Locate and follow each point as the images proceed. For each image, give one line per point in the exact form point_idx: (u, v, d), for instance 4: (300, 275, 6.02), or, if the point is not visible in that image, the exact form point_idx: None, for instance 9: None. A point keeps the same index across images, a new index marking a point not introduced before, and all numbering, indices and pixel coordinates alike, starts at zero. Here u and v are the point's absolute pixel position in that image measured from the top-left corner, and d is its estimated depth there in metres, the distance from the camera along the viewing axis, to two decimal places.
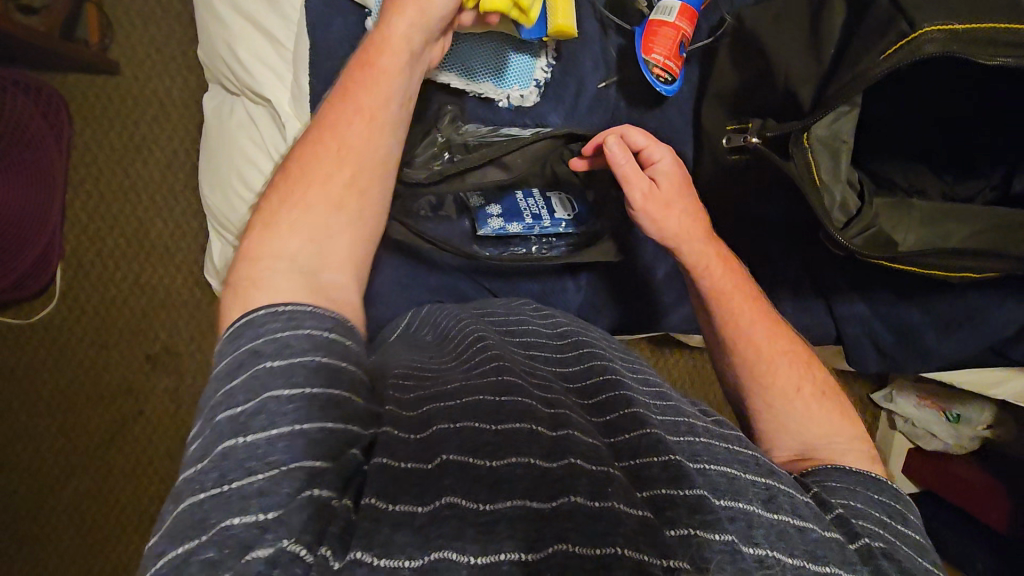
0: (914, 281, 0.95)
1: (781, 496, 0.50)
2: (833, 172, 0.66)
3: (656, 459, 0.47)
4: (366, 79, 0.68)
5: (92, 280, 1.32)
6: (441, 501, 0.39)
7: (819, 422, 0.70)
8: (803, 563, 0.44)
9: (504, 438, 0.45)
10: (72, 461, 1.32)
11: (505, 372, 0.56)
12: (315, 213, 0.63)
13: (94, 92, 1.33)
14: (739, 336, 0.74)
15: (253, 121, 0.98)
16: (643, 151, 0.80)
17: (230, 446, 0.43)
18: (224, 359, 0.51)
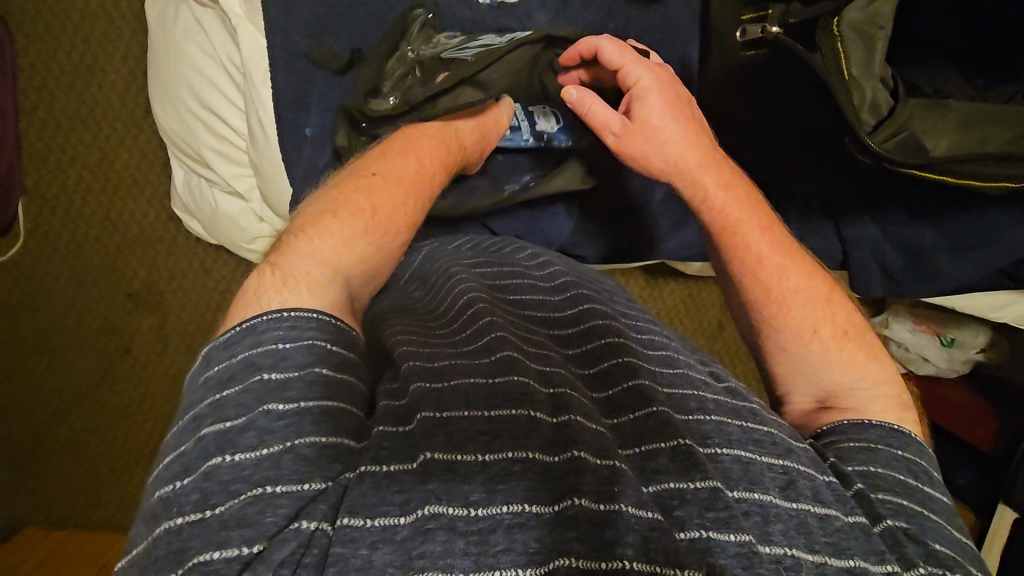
0: (930, 197, 0.86)
1: (800, 479, 0.45)
2: (865, 65, 0.57)
3: (663, 445, 0.44)
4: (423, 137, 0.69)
5: (59, 217, 1.24)
6: (424, 512, 0.37)
7: (841, 364, 0.60)
8: (824, 559, 0.41)
9: (499, 428, 0.43)
10: (61, 402, 1.29)
11: (499, 347, 0.52)
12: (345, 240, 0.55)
13: (34, 7, 1.18)
14: (749, 279, 0.65)
15: (201, 26, 0.86)
16: (620, 71, 0.71)
17: (213, 466, 0.38)
18: (215, 366, 0.43)
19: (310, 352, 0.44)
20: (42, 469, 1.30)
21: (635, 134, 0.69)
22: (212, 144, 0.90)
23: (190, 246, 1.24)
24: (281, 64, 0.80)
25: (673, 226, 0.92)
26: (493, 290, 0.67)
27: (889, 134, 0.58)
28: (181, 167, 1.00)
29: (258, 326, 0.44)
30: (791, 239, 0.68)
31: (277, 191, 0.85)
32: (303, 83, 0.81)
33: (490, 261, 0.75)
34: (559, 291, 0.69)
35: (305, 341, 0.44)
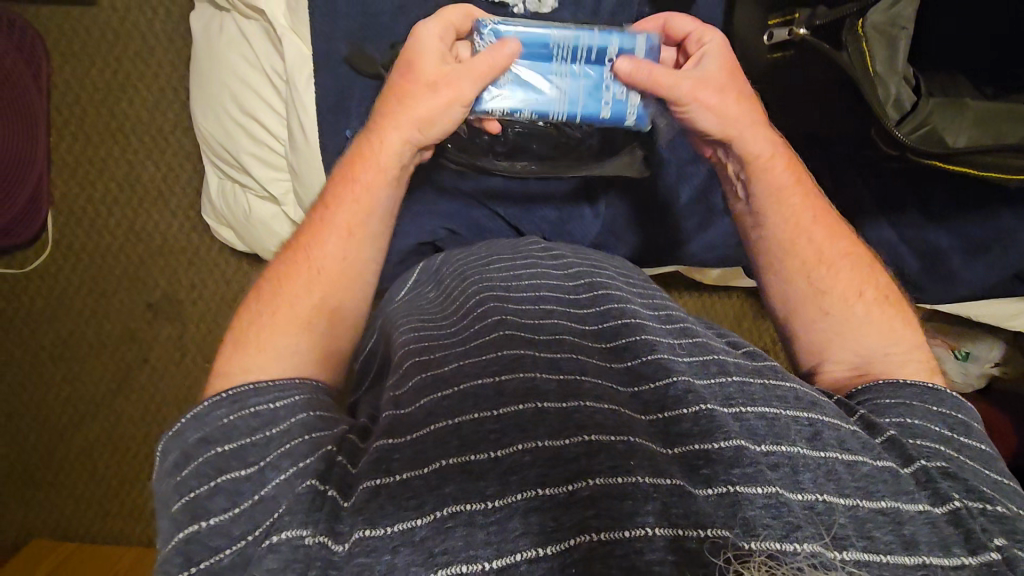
0: (942, 201, 0.89)
1: (827, 430, 0.40)
2: (889, 63, 0.60)
3: (685, 410, 0.41)
4: (341, 189, 0.63)
5: (85, 228, 1.26)
6: (444, 512, 0.34)
7: (879, 330, 0.59)
8: (857, 503, 0.36)
9: (507, 424, 0.39)
10: (81, 410, 1.30)
11: (506, 346, 0.48)
12: (276, 330, 0.55)
13: (71, 26, 1.21)
14: (793, 240, 0.63)
15: (245, 37, 0.90)
16: (689, 38, 0.66)
17: (191, 532, 0.38)
18: (171, 456, 0.45)
19: (256, 417, 0.45)
20: (60, 477, 1.30)
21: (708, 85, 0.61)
22: (251, 149, 0.94)
23: (213, 257, 1.27)
24: (325, 69, 0.84)
25: (693, 228, 0.94)
26: (498, 279, 0.61)
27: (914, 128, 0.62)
28: (213, 171, 1.04)
29: (203, 412, 0.45)
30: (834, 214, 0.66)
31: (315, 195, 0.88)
32: (345, 87, 0.85)
33: (490, 253, 0.70)
34: (571, 275, 0.62)
35: (249, 410, 0.45)
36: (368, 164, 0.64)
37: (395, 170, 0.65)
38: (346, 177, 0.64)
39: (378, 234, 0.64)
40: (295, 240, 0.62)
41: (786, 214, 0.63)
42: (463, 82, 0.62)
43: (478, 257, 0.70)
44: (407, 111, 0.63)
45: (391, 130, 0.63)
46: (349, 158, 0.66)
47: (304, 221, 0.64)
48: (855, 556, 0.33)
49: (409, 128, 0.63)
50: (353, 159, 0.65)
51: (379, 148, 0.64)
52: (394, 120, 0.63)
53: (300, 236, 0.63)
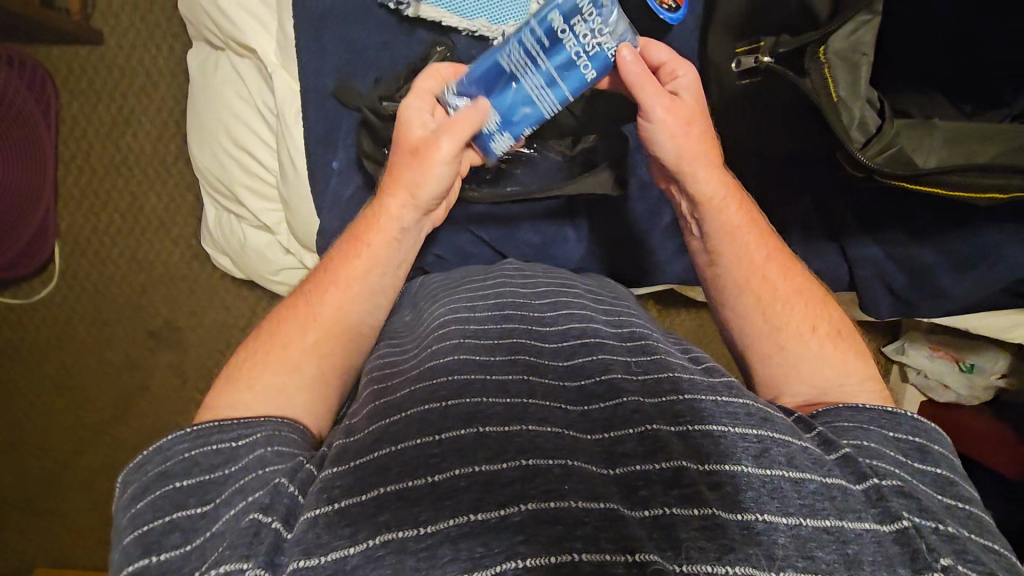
0: (929, 218, 0.89)
1: (775, 447, 0.40)
2: (852, 88, 0.61)
3: (631, 430, 0.42)
4: (348, 253, 0.65)
5: (89, 258, 1.29)
6: (375, 541, 0.35)
7: (835, 363, 0.59)
8: (799, 521, 0.36)
9: (447, 449, 0.39)
10: (82, 439, 1.31)
11: (458, 370, 0.48)
12: (265, 368, 0.56)
13: (78, 64, 1.26)
14: (750, 272, 0.64)
15: (238, 74, 0.94)
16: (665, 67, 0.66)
17: (141, 568, 0.38)
18: (127, 490, 0.45)
19: (217, 455, 0.45)
20: (60, 506, 1.32)
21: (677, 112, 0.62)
22: (244, 181, 0.97)
23: (212, 284, 1.29)
24: (312, 103, 0.86)
25: (677, 250, 0.95)
26: (472, 299, 0.62)
27: (880, 151, 0.63)
28: (208, 200, 1.07)
29: (165, 445, 0.46)
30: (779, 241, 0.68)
31: (304, 224, 0.90)
32: (332, 120, 0.87)
33: (463, 278, 0.71)
34: (539, 295, 0.63)
35: (213, 446, 0.46)
36: (372, 228, 0.65)
37: (394, 232, 0.65)
38: (355, 242, 0.65)
39: (379, 289, 0.65)
40: (300, 289, 0.65)
41: (739, 250, 0.64)
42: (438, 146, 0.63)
43: (452, 282, 0.71)
44: (400, 180, 0.65)
45: (388, 198, 0.65)
46: (357, 224, 0.67)
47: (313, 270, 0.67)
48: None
49: (403, 195, 0.65)
50: (361, 229, 0.66)
51: (379, 212, 0.66)
52: (389, 188, 0.66)
53: (300, 292, 0.64)
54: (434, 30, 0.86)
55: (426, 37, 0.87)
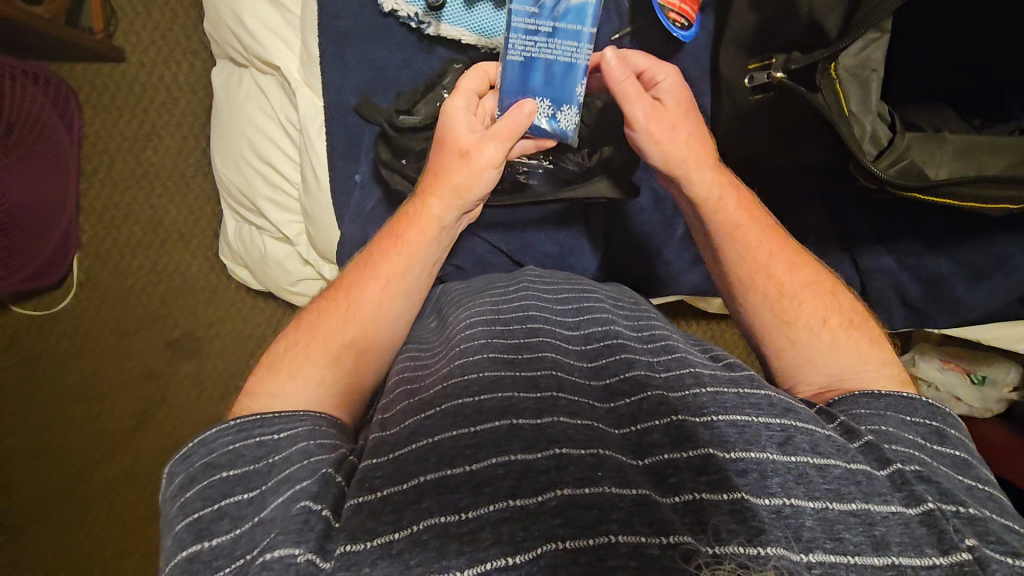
0: (940, 228, 0.90)
1: (799, 435, 0.41)
2: (863, 101, 0.64)
3: (658, 422, 0.43)
4: (390, 247, 0.67)
5: (110, 269, 1.32)
6: (418, 526, 0.36)
7: (849, 352, 0.60)
8: (826, 505, 0.37)
9: (483, 440, 0.41)
10: (100, 448, 1.33)
11: (485, 368, 0.50)
12: (308, 357, 0.58)
13: (102, 82, 1.29)
14: (764, 269, 0.65)
15: (262, 90, 0.96)
16: (646, 73, 0.70)
17: (195, 551, 0.40)
18: (176, 480, 0.47)
19: (260, 446, 0.47)
20: (76, 515, 1.32)
21: (659, 119, 0.67)
22: (266, 193, 0.99)
23: (230, 294, 1.31)
24: (335, 119, 0.89)
25: (692, 260, 0.96)
26: (495, 306, 0.64)
27: (893, 163, 0.64)
28: (230, 210, 1.10)
29: (210, 438, 0.48)
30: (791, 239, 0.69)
31: (325, 235, 0.93)
32: (354, 135, 0.89)
33: (486, 285, 0.73)
34: (562, 301, 0.65)
35: (256, 438, 0.48)
36: (412, 224, 0.68)
37: (435, 233, 0.68)
38: (396, 238, 0.67)
39: (415, 288, 0.67)
40: (339, 281, 0.67)
41: (742, 249, 0.66)
42: (488, 149, 0.67)
43: (473, 289, 0.73)
44: (443, 182, 0.68)
45: (431, 200, 0.68)
46: (398, 219, 0.69)
47: (350, 264, 0.69)
48: (821, 558, 0.34)
49: (447, 198, 0.68)
50: (400, 224, 0.68)
51: (422, 212, 0.68)
52: (433, 190, 0.68)
53: (339, 285, 0.66)
54: (453, 48, 0.89)
55: (445, 55, 0.90)
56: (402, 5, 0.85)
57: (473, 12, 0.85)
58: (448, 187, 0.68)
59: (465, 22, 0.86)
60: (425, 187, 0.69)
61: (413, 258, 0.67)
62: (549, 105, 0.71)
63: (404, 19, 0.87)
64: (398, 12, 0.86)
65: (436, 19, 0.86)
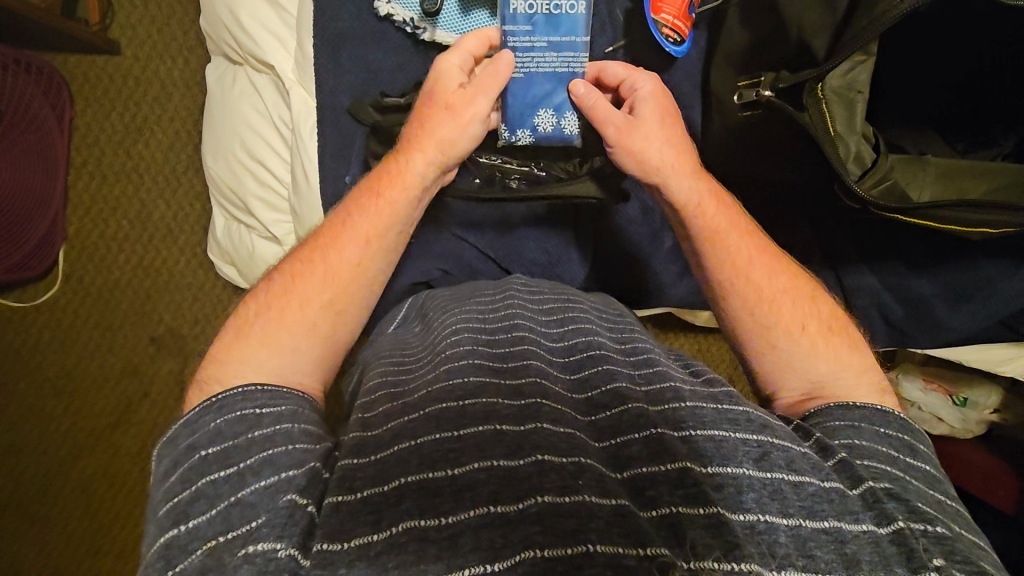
0: (923, 250, 0.91)
1: (776, 451, 0.41)
2: (848, 122, 0.65)
3: (637, 435, 0.42)
4: (369, 206, 0.64)
5: (95, 262, 1.31)
6: (398, 528, 0.36)
7: (827, 356, 0.61)
8: (799, 522, 0.37)
9: (466, 444, 0.41)
10: (77, 443, 1.31)
11: (470, 373, 0.50)
12: (282, 321, 0.57)
13: (96, 74, 1.29)
14: (744, 275, 0.65)
15: (256, 89, 0.96)
16: (624, 83, 0.72)
17: (171, 537, 0.39)
18: (161, 463, 0.45)
19: (241, 421, 0.46)
20: (49, 511, 1.30)
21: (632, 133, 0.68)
22: (257, 192, 0.99)
23: (216, 292, 1.30)
24: (327, 119, 0.89)
25: (680, 273, 0.96)
26: (480, 314, 0.63)
27: (877, 185, 0.65)
28: (216, 202, 1.09)
29: (193, 418, 0.46)
30: (774, 247, 0.69)
31: None
32: (345, 136, 0.89)
33: (473, 293, 0.73)
34: (547, 311, 0.65)
35: (237, 413, 0.46)
36: (393, 182, 0.65)
37: (418, 189, 0.66)
38: (375, 196, 0.65)
39: (394, 249, 0.65)
40: (314, 239, 0.64)
41: (726, 254, 0.66)
42: (476, 100, 0.66)
43: (459, 295, 0.73)
44: (428, 136, 0.66)
45: (415, 154, 0.66)
46: (376, 177, 0.67)
47: (324, 222, 0.66)
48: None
49: (431, 152, 0.66)
50: (380, 182, 0.66)
51: (405, 167, 0.66)
52: (417, 144, 0.66)
53: (311, 246, 0.63)
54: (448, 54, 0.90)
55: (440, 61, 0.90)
56: (397, 10, 0.87)
57: (468, 19, 0.87)
58: (432, 143, 0.66)
59: (459, 28, 0.87)
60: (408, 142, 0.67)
61: (392, 216, 0.65)
62: (553, 115, 0.72)
63: (400, 23, 0.88)
64: (394, 16, 0.87)
65: (431, 25, 0.87)
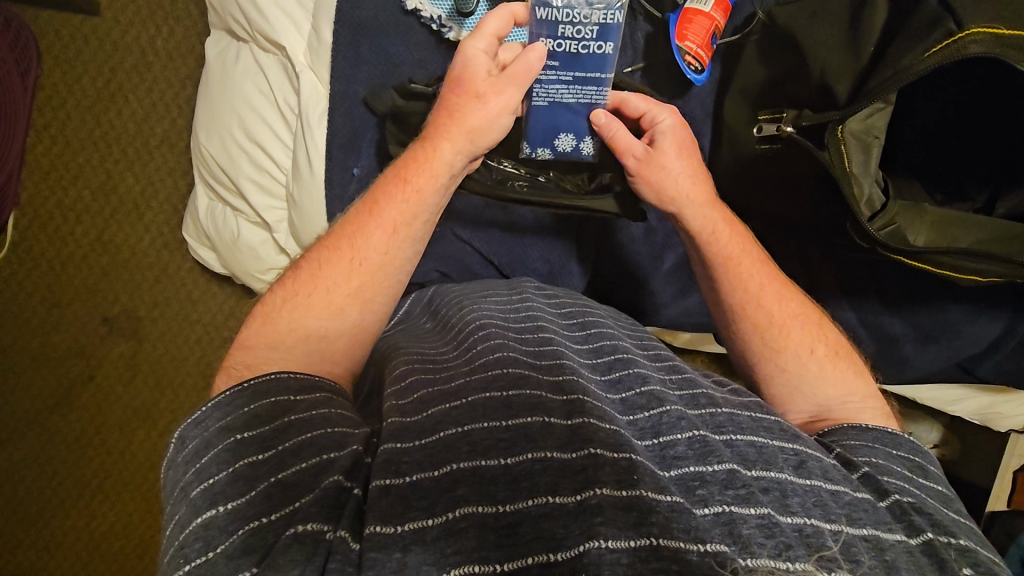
0: (901, 290, 0.95)
1: (812, 460, 0.43)
2: (864, 164, 0.68)
3: (679, 436, 0.43)
4: (396, 193, 0.63)
5: (49, 234, 1.19)
6: (455, 513, 0.36)
7: (834, 383, 0.63)
8: (841, 528, 0.38)
9: (517, 434, 0.41)
10: (10, 426, 1.20)
11: (511, 364, 0.50)
12: (312, 307, 0.60)
13: (69, 31, 1.18)
14: (756, 301, 0.66)
15: (261, 67, 0.92)
16: (644, 117, 0.71)
17: (211, 516, 0.39)
18: (188, 445, 0.45)
19: (275, 406, 0.47)
20: None
21: (652, 166, 0.68)
22: (251, 173, 0.94)
23: (183, 275, 1.22)
24: (339, 109, 0.87)
25: (675, 295, 0.97)
26: (501, 313, 0.63)
27: (885, 226, 0.68)
28: (201, 178, 1.03)
29: (225, 401, 0.46)
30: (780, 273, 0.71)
31: (309, 222, 0.88)
32: (356, 127, 0.87)
33: (486, 289, 0.72)
34: (566, 315, 0.65)
35: (271, 399, 0.47)
36: (419, 169, 0.64)
37: (446, 178, 0.65)
38: (401, 184, 0.64)
39: (421, 237, 0.64)
40: (340, 226, 0.64)
41: (740, 277, 0.67)
42: (508, 89, 0.64)
43: (472, 292, 0.71)
44: (457, 125, 0.64)
45: (443, 143, 0.64)
46: (402, 163, 0.65)
47: (353, 208, 0.66)
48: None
49: (460, 141, 0.64)
50: (405, 169, 0.64)
51: (432, 155, 0.64)
52: (446, 132, 0.64)
53: (338, 233, 0.63)
54: None
55: None
56: (425, 5, 0.85)
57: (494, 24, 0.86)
58: (459, 131, 0.64)
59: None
60: (433, 129, 0.65)
61: (419, 206, 0.64)
62: (571, 138, 0.71)
63: (425, 20, 0.86)
64: (421, 12, 0.86)
65: (459, 25, 0.86)
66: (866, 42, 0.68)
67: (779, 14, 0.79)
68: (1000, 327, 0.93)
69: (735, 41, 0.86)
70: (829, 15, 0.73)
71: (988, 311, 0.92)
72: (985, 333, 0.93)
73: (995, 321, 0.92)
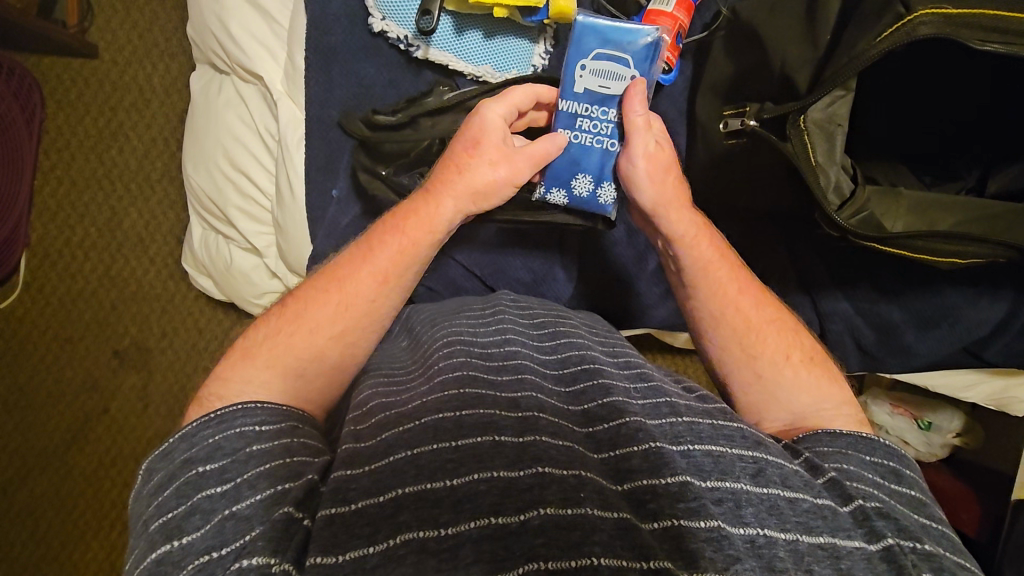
0: (896, 277, 0.92)
1: (770, 467, 0.44)
2: (829, 154, 0.68)
3: (636, 448, 0.44)
4: (392, 244, 0.64)
5: (59, 272, 1.23)
6: (396, 540, 0.37)
7: (808, 389, 0.62)
8: (796, 538, 0.39)
9: (464, 455, 0.42)
10: (27, 460, 1.23)
11: (468, 383, 0.51)
12: (282, 339, 0.60)
13: (70, 75, 1.22)
14: (734, 306, 0.66)
15: (241, 98, 0.95)
16: None
17: (166, 551, 0.40)
18: (153, 478, 0.47)
19: (239, 438, 0.47)
20: None
21: (662, 159, 0.68)
22: (238, 203, 0.96)
23: (188, 303, 1.25)
24: (317, 132, 0.89)
25: (663, 294, 0.97)
26: (473, 329, 0.63)
27: (853, 213, 0.68)
28: (193, 210, 1.06)
29: (192, 432, 0.48)
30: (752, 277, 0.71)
31: (295, 248, 0.91)
32: (334, 149, 0.89)
33: (461, 306, 0.73)
34: (537, 327, 0.66)
35: (236, 429, 0.48)
36: (418, 222, 0.65)
37: (443, 233, 0.66)
38: (400, 235, 0.64)
39: (409, 284, 0.65)
40: (332, 268, 0.65)
41: (713, 285, 0.67)
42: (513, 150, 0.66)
43: (446, 310, 0.72)
44: (463, 180, 0.65)
45: (446, 200, 0.65)
46: (400, 214, 0.66)
47: (347, 249, 0.67)
48: None
49: (463, 199, 0.66)
50: (406, 224, 0.65)
51: (434, 211, 0.65)
52: (450, 190, 0.65)
53: (328, 276, 0.64)
54: (440, 72, 0.90)
55: (432, 79, 0.91)
56: (391, 27, 0.87)
57: (462, 40, 0.87)
58: (465, 190, 0.65)
59: (453, 47, 0.88)
60: (436, 187, 0.66)
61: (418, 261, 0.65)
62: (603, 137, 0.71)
63: (393, 41, 0.88)
64: (389, 34, 0.87)
65: (426, 43, 0.87)
66: (824, 30, 0.68)
67: (742, 8, 0.79)
68: (1002, 309, 0.90)
69: (703, 38, 0.87)
70: (789, 7, 0.73)
71: (987, 293, 0.90)
72: (987, 315, 0.90)
73: (995, 303, 0.90)
